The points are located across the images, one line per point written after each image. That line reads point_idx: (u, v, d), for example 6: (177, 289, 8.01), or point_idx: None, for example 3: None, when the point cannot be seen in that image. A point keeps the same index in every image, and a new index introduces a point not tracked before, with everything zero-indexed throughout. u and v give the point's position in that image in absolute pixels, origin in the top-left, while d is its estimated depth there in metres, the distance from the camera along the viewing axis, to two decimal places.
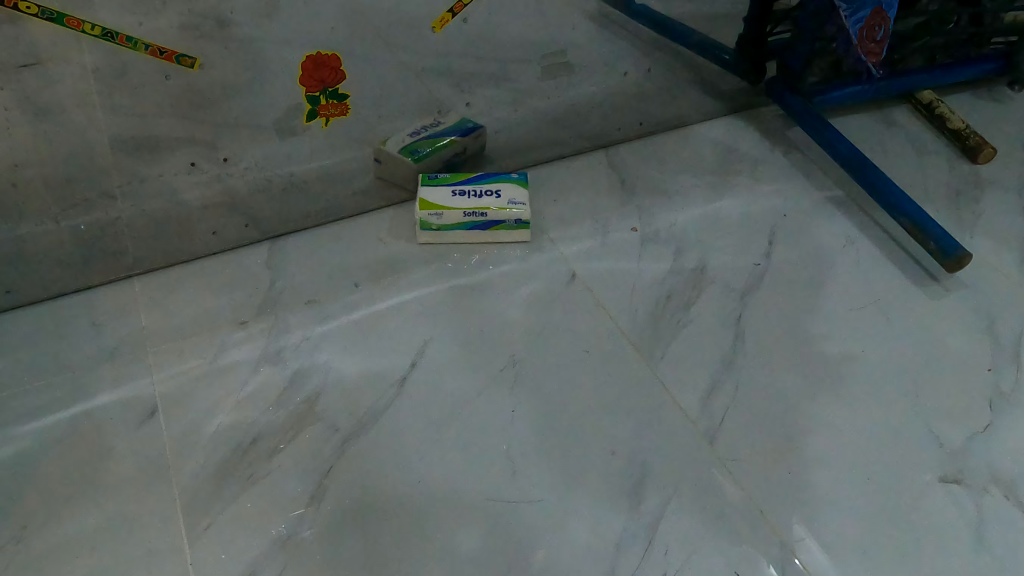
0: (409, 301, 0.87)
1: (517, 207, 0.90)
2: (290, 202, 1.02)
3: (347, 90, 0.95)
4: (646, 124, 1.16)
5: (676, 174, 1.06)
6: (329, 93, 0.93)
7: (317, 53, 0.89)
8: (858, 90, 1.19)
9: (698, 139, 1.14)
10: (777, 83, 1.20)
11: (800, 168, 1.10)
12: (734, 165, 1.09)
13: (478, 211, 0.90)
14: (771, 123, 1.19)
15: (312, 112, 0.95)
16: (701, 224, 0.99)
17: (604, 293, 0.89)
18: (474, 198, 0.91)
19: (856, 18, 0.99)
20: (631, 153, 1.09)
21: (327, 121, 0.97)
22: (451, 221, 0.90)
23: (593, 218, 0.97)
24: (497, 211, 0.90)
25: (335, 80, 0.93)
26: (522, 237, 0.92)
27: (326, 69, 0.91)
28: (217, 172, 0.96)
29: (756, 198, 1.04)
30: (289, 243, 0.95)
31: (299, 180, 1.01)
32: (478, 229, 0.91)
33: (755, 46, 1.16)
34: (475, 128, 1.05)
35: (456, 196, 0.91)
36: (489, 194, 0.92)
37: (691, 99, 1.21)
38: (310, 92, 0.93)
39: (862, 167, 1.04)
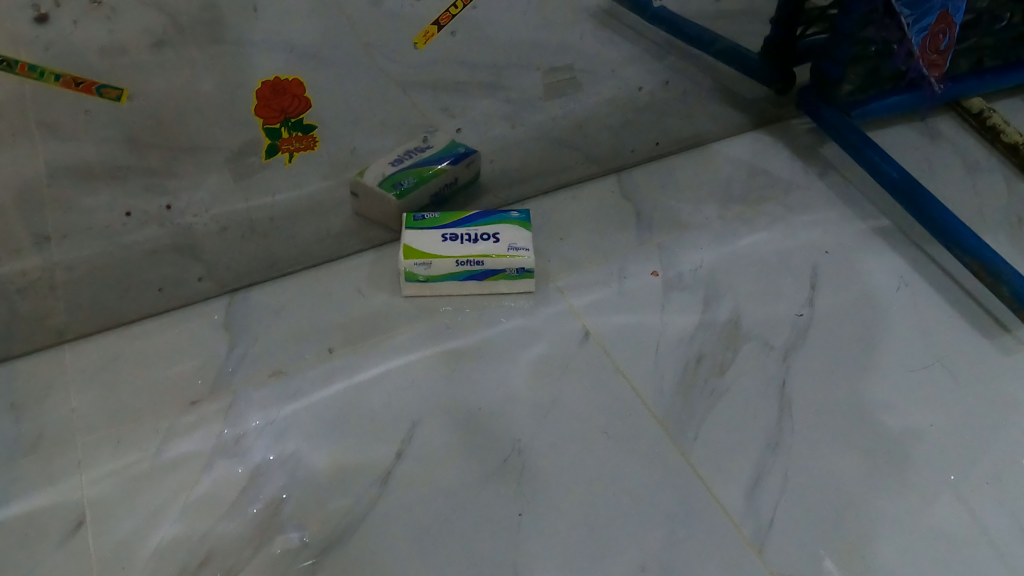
0: (393, 372, 0.73)
1: (519, 253, 0.76)
2: (251, 248, 0.86)
3: (314, 120, 0.80)
4: (664, 143, 1.00)
5: (700, 202, 0.92)
6: (292, 124, 0.79)
7: (275, 78, 0.75)
8: (898, 99, 1.05)
9: (722, 157, 0.99)
10: (807, 92, 1.05)
11: (841, 192, 0.96)
12: (766, 190, 0.95)
13: (473, 259, 0.76)
14: (802, 135, 1.04)
15: (272, 147, 0.80)
16: (732, 265, 0.85)
17: (623, 355, 0.75)
18: (467, 244, 0.77)
19: (921, 26, 0.91)
20: (648, 178, 0.94)
21: (291, 157, 0.82)
22: (442, 271, 0.77)
23: (608, 260, 0.83)
24: (496, 258, 0.76)
25: (298, 108, 0.78)
26: (525, 286, 0.79)
27: (286, 96, 0.76)
28: (159, 220, 0.84)
29: (794, 231, 0.90)
30: (252, 298, 0.80)
31: (264, 218, 0.87)
32: (473, 279, 0.78)
33: (787, 50, 1.01)
34: (467, 153, 0.89)
35: (447, 241, 0.77)
36: (485, 238, 0.77)
37: (711, 108, 1.05)
38: (269, 125, 0.78)
39: (916, 194, 0.90)
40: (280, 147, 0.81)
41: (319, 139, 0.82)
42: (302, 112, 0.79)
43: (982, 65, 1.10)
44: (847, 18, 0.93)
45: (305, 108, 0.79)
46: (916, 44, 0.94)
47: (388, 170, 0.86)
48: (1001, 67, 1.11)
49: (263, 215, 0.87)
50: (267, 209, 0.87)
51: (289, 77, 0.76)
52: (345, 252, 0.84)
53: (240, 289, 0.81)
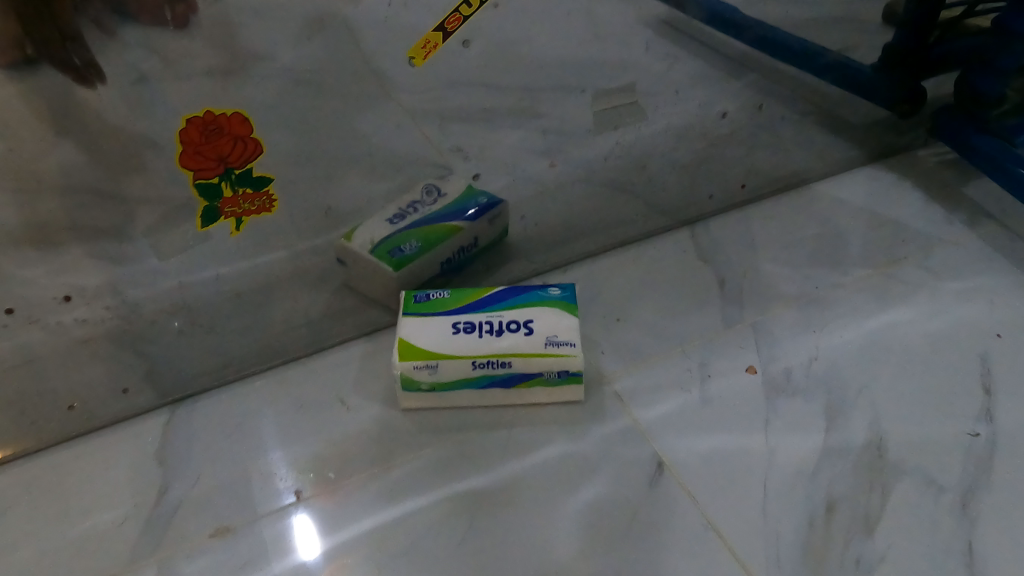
0: (380, 538, 0.50)
1: (561, 352, 0.53)
2: (206, 340, 0.65)
3: (266, 171, 0.60)
4: (753, 185, 0.76)
5: (808, 259, 0.67)
6: (236, 177, 0.57)
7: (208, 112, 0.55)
8: None
9: (830, 198, 0.74)
10: (947, 113, 0.77)
11: (1004, 247, 0.70)
12: (898, 245, 0.70)
13: (498, 359, 0.53)
14: (934, 166, 0.79)
15: (212, 212, 0.59)
16: (861, 358, 0.61)
17: (715, 505, 0.51)
18: (488, 337, 0.54)
19: None
20: (735, 229, 0.70)
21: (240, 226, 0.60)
22: (452, 377, 0.55)
23: (684, 349, 0.59)
24: (529, 358, 0.53)
25: (245, 155, 0.56)
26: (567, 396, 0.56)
27: (224, 138, 0.56)
28: (55, 317, 0.65)
29: (944, 305, 0.65)
30: (199, 414, 0.59)
31: (228, 296, 0.67)
32: (497, 385, 0.55)
33: (912, 63, 0.78)
34: (490, 204, 0.66)
35: (460, 334, 0.55)
36: (511, 327, 0.55)
37: (805, 133, 0.81)
38: (204, 178, 0.55)
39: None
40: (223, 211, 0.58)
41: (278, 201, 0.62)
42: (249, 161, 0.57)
43: None
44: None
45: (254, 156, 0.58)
46: None
47: (385, 229, 0.64)
48: None
49: (228, 291, 0.67)
50: (231, 281, 0.67)
51: (226, 113, 0.56)
52: (327, 344, 0.63)
53: (184, 399, 0.60)
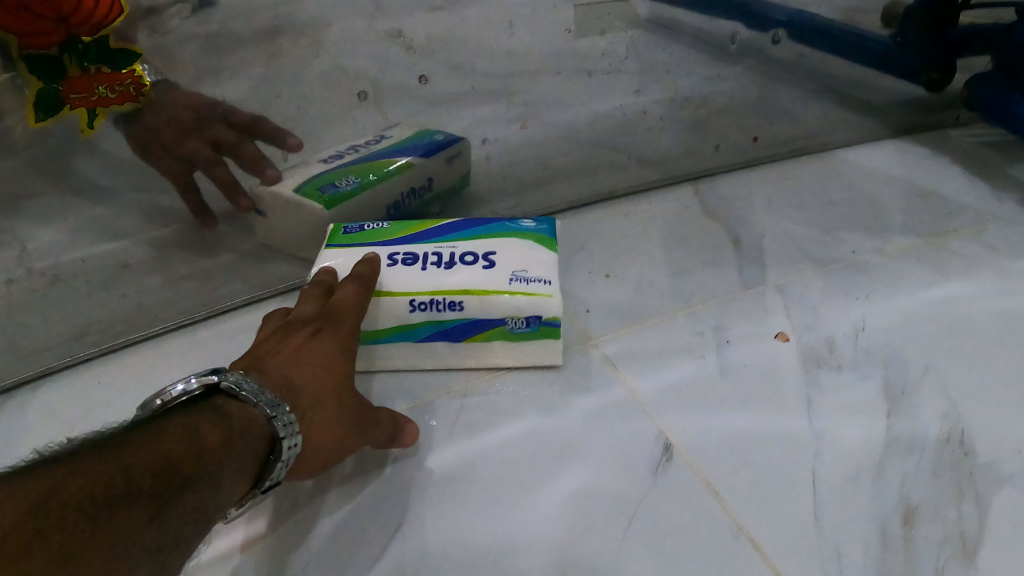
0: (254, 551, 0.33)
1: (532, 288, 0.39)
2: (62, 306, 0.48)
3: (132, 46, 0.40)
4: (765, 139, 0.68)
5: (844, 228, 0.54)
6: (87, 48, 0.39)
7: None
8: None
9: (859, 173, 0.62)
10: (987, 81, 0.67)
11: None
12: (944, 218, 0.58)
13: (446, 298, 0.39)
14: (969, 147, 0.68)
15: (50, 104, 0.39)
16: (921, 331, 0.47)
17: (751, 508, 0.35)
18: (434, 272, 0.40)
19: None
20: (751, 196, 0.57)
21: (93, 122, 0.42)
22: (381, 325, 0.40)
23: (693, 310, 0.46)
24: (488, 294, 0.39)
25: (99, 17, 0.38)
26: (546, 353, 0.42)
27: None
28: None
29: (1014, 282, 0.52)
30: (42, 398, 0.45)
31: (112, 265, 0.49)
32: (446, 338, 0.41)
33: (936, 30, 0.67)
34: (449, 142, 0.54)
35: (396, 267, 0.41)
36: (467, 259, 0.41)
37: (824, 108, 0.70)
38: (38, 47, 0.37)
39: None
40: (67, 98, 0.40)
41: (150, 90, 0.43)
42: (105, 25, 0.39)
43: None
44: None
45: (110, 17, 0.39)
46: None
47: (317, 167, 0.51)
48: None
49: (112, 261, 0.49)
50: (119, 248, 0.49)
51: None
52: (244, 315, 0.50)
53: (22, 384, 0.46)
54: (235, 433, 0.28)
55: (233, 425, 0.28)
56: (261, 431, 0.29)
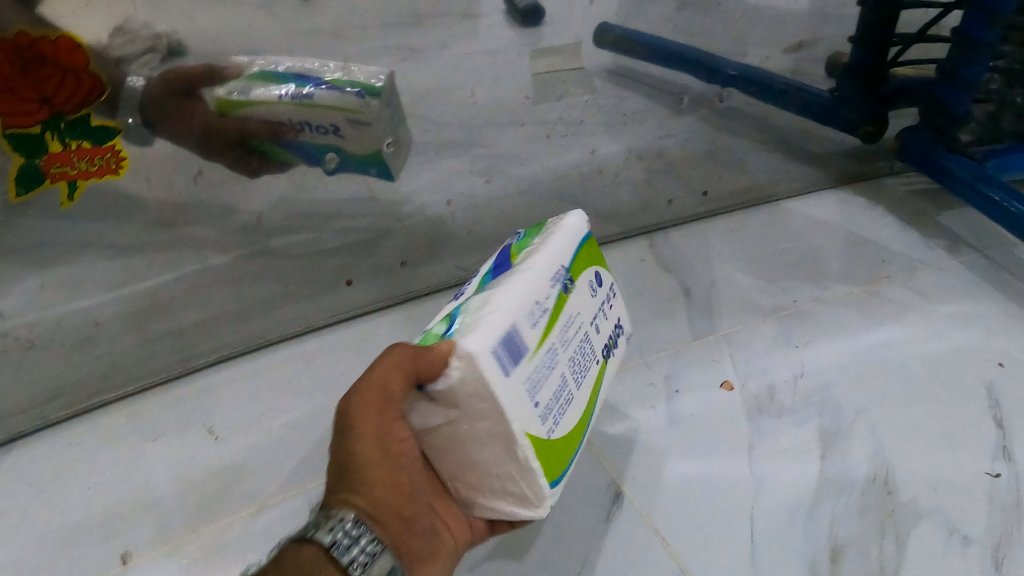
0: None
1: None
2: (39, 365, 0.51)
3: (114, 123, 0.46)
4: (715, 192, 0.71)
5: (787, 277, 0.59)
6: (68, 126, 0.44)
7: (34, 36, 0.41)
8: None
9: (801, 222, 0.67)
10: (915, 136, 0.73)
11: (991, 277, 0.64)
12: (877, 265, 0.63)
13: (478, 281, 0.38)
14: (903, 198, 0.74)
15: (30, 175, 0.45)
16: (857, 376, 0.51)
17: (691, 550, 0.39)
18: None
19: None
20: (701, 243, 0.61)
21: (72, 194, 0.48)
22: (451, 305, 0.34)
23: (645, 360, 0.49)
24: None
25: (81, 97, 0.44)
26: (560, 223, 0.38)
27: (49, 69, 0.43)
28: None
29: (941, 328, 0.57)
30: (16, 458, 0.45)
31: (85, 324, 0.53)
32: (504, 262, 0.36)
33: (877, 81, 0.71)
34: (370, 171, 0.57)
35: None
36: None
37: (770, 161, 0.75)
38: (22, 126, 0.43)
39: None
40: (49, 172, 0.46)
41: (127, 161, 0.49)
42: (87, 104, 0.45)
43: None
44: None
45: (91, 97, 0.45)
46: None
47: (266, 122, 0.50)
48: None
49: (84, 318, 0.53)
50: (95, 308, 0.53)
51: (49, 37, 0.42)
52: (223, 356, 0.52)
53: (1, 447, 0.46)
54: (303, 567, 0.29)
55: (297, 563, 0.29)
56: (311, 546, 0.29)
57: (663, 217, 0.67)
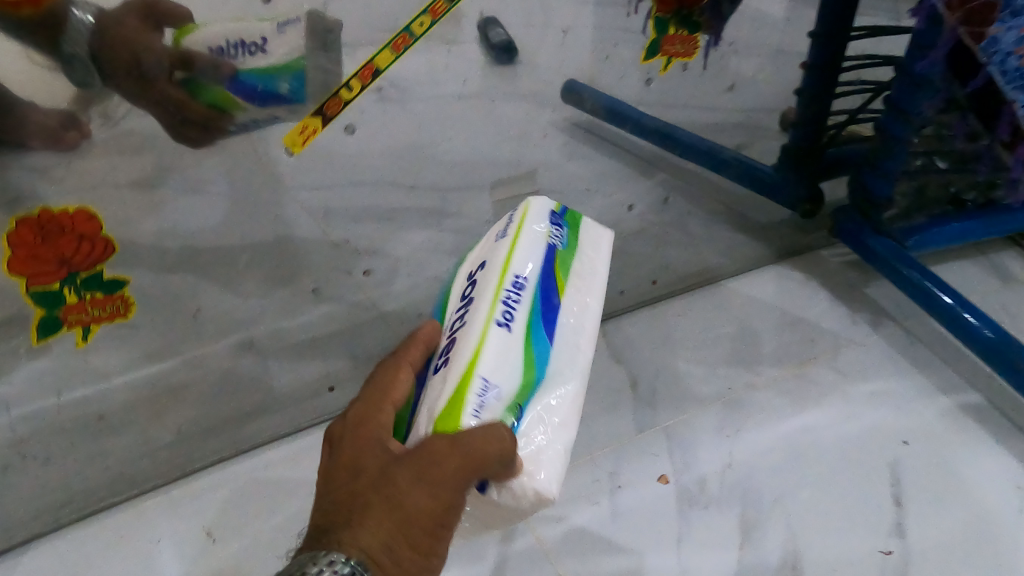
0: None
1: (517, 217, 0.44)
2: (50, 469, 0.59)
3: (120, 274, 0.55)
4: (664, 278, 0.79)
5: (724, 361, 0.66)
6: (85, 282, 0.52)
7: (54, 210, 0.49)
8: (968, 226, 0.77)
9: (741, 301, 0.75)
10: (845, 213, 0.80)
11: (907, 351, 0.72)
12: (807, 345, 0.70)
13: (506, 284, 0.39)
14: (837, 270, 0.81)
15: (50, 322, 0.52)
16: (781, 462, 0.58)
17: None
18: (476, 294, 0.40)
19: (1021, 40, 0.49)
20: (647, 328, 0.69)
21: (87, 335, 0.56)
22: (513, 358, 0.37)
23: (594, 457, 0.56)
24: (513, 236, 0.42)
25: (94, 256, 0.52)
26: (597, 283, 0.43)
27: (67, 237, 0.50)
28: None
29: (859, 409, 0.64)
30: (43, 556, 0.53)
31: (88, 422, 0.61)
32: (561, 327, 0.40)
33: (814, 158, 0.77)
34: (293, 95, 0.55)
35: (442, 351, 0.38)
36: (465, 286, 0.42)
37: (718, 236, 0.83)
38: (46, 286, 0.50)
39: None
40: (67, 320, 0.53)
41: (134, 303, 0.58)
42: (100, 262, 0.53)
43: None
44: (905, 85, 0.63)
45: (103, 256, 0.53)
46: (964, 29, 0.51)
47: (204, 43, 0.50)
48: None
49: (87, 415, 0.61)
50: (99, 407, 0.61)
51: (67, 210, 0.50)
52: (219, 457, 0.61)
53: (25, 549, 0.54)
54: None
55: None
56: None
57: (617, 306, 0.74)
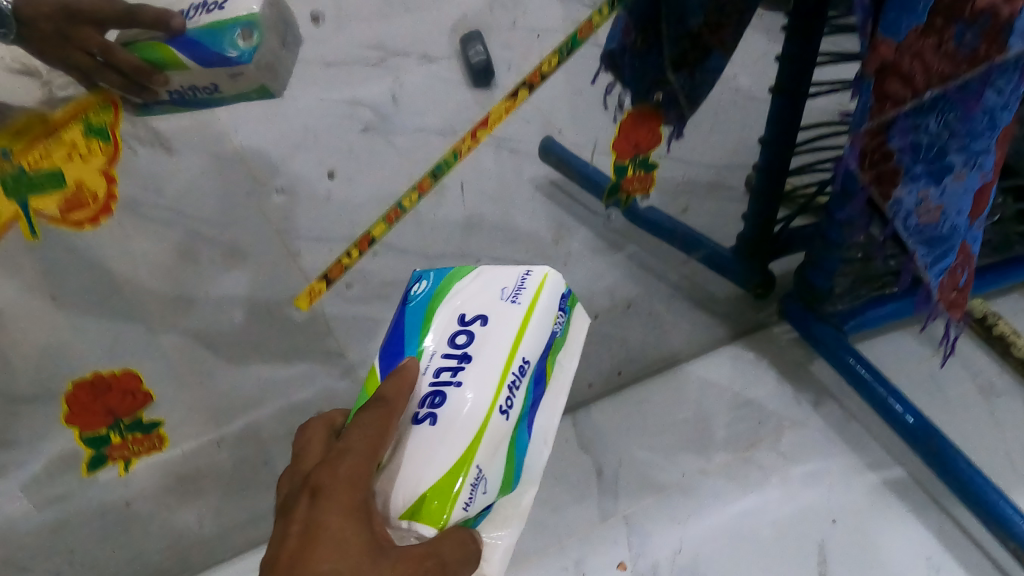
0: None
1: (530, 296, 0.53)
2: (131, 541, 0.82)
3: (153, 417, 0.84)
4: (626, 372, 0.88)
5: (677, 450, 0.77)
6: (125, 426, 0.83)
7: (118, 380, 0.84)
8: (904, 307, 0.85)
9: (696, 386, 0.85)
10: (792, 300, 0.89)
11: (844, 430, 0.81)
12: (754, 429, 0.80)
13: (513, 368, 0.50)
14: (787, 349, 0.90)
15: (102, 456, 0.83)
16: (721, 545, 0.71)
17: None
18: (481, 360, 0.49)
19: (925, 189, 0.58)
20: (610, 415, 0.81)
21: (128, 465, 0.84)
22: (501, 452, 0.48)
23: (564, 546, 0.70)
24: (527, 316, 0.52)
25: (129, 405, 0.83)
26: (563, 377, 0.57)
27: (123, 398, 0.82)
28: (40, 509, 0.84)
29: (793, 491, 0.75)
30: None
31: (120, 506, 0.84)
32: (534, 424, 0.52)
33: (763, 249, 0.89)
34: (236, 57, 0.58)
35: (438, 404, 0.47)
36: (463, 340, 0.51)
37: (680, 318, 0.94)
38: (94, 429, 0.81)
39: (938, 451, 0.74)
40: (111, 453, 0.83)
41: (164, 436, 0.86)
42: (135, 408, 0.83)
43: (980, 264, 0.99)
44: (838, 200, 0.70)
45: (141, 405, 0.84)
46: (875, 169, 0.60)
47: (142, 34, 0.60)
48: (1001, 266, 1.01)
49: (119, 499, 0.84)
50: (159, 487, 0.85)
51: (127, 378, 0.85)
52: (255, 542, 0.80)
53: None
54: None
55: None
56: None
57: (582, 399, 0.84)
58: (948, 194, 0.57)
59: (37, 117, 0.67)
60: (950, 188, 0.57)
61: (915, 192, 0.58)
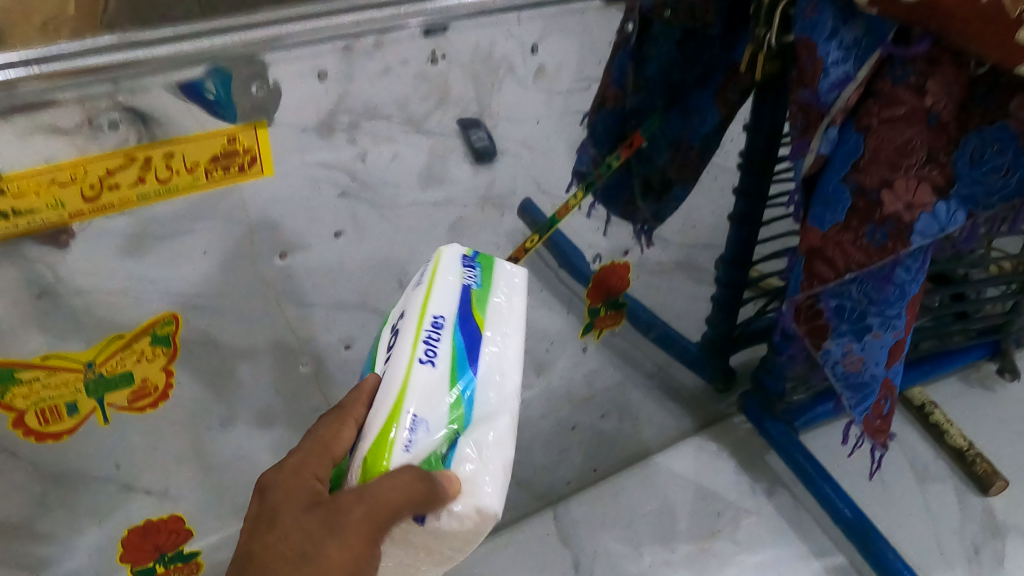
0: None
1: (432, 266, 0.56)
2: None
3: (195, 548, 0.90)
4: (602, 468, 0.99)
5: (645, 544, 0.89)
6: (171, 557, 0.88)
7: (162, 518, 0.87)
8: None
9: (663, 480, 0.96)
10: (749, 395, 1.00)
11: (793, 519, 0.91)
12: (714, 520, 0.91)
13: (427, 327, 0.51)
14: (745, 439, 1.00)
15: None
16: None
17: None
18: (399, 335, 0.52)
19: (847, 343, 0.69)
20: (587, 508, 0.93)
21: None
22: (438, 398, 0.48)
23: None
24: (431, 284, 0.54)
25: (174, 540, 0.88)
26: (507, 318, 0.55)
27: (168, 535, 0.87)
28: None
29: None
30: None
31: None
32: (477, 367, 0.50)
33: (723, 350, 1.00)
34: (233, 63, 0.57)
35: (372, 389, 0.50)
36: (389, 334, 0.54)
37: (651, 406, 1.04)
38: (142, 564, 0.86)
39: (870, 546, 0.84)
40: None
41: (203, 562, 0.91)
42: (178, 542, 0.88)
43: (920, 354, 1.10)
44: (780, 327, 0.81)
45: (184, 538, 0.89)
46: (808, 316, 0.72)
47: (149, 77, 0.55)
48: (939, 355, 1.11)
49: None
50: None
51: (170, 516, 0.88)
52: None
53: None
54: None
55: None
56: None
57: (560, 492, 0.96)
58: (866, 352, 0.69)
59: (117, 338, 0.69)
60: (868, 346, 0.68)
61: (840, 343, 0.70)
